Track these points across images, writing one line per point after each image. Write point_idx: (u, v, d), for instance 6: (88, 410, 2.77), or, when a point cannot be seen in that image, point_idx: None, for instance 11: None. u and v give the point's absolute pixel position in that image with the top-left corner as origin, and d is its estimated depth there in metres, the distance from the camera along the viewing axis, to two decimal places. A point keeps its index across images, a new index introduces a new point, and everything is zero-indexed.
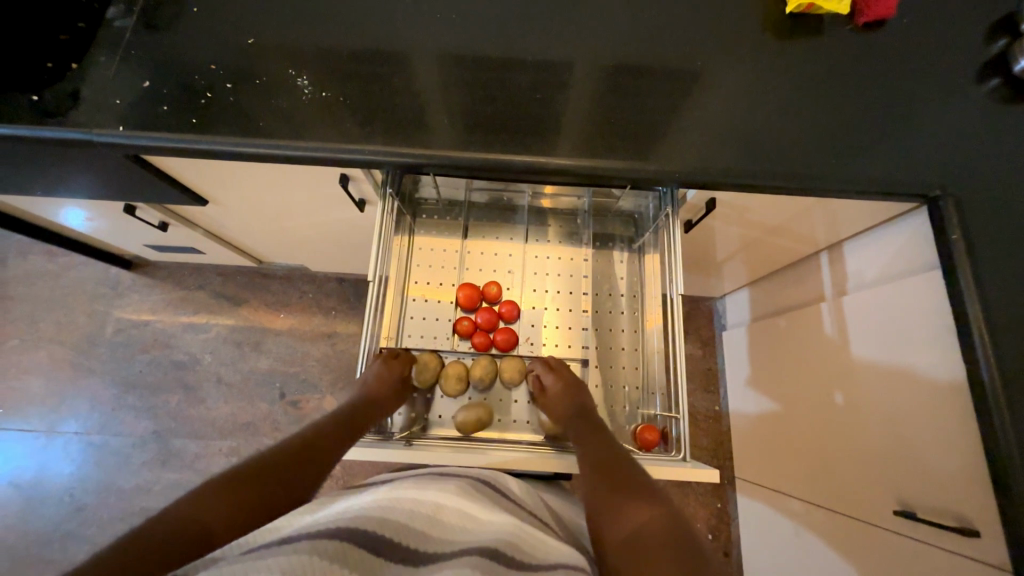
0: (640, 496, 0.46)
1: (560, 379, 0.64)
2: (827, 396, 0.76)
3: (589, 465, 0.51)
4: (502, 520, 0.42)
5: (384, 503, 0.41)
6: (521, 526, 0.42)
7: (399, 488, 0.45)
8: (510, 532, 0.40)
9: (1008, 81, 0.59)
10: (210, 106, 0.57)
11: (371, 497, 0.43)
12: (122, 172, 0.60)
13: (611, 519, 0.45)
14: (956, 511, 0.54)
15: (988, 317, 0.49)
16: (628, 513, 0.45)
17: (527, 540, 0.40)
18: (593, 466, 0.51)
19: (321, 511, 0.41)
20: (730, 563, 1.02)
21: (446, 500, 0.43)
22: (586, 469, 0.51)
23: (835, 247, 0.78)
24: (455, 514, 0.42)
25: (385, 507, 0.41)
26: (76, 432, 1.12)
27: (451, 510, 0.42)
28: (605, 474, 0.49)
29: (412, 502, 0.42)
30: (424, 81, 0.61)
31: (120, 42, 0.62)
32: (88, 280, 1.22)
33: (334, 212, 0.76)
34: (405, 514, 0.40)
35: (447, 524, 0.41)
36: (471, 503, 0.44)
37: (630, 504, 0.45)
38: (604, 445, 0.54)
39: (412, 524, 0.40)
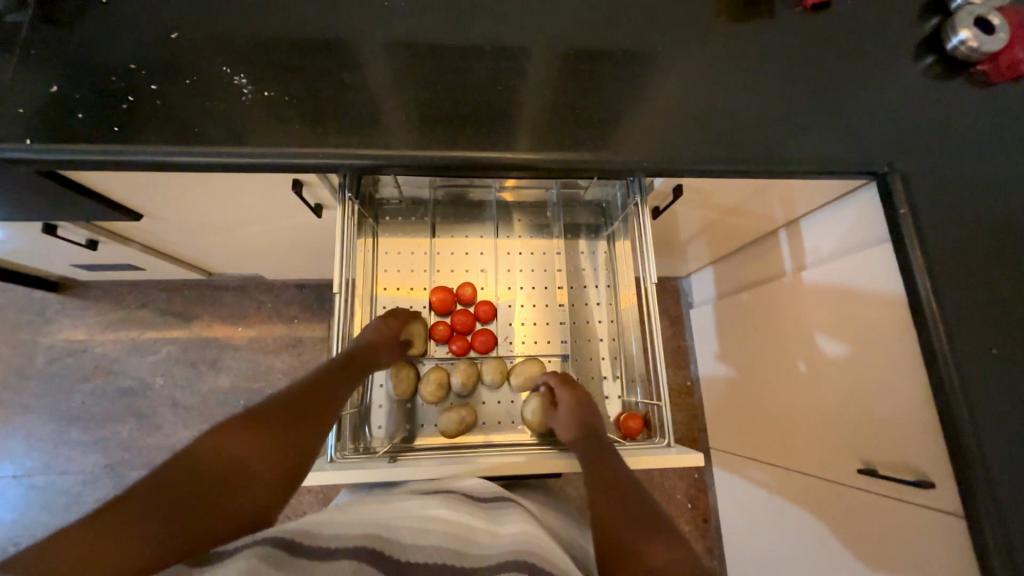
0: (658, 527, 0.43)
1: (574, 393, 0.61)
2: (791, 365, 0.80)
3: (598, 483, 0.49)
4: (523, 530, 0.43)
5: (414, 528, 0.41)
6: (548, 539, 0.42)
7: (428, 506, 0.44)
8: (540, 543, 0.40)
9: (941, 59, 0.62)
10: (135, 111, 0.51)
11: (401, 511, 0.43)
12: (33, 190, 0.53)
13: (626, 542, 0.42)
14: (912, 465, 0.58)
15: (935, 286, 0.53)
16: (652, 544, 0.41)
17: (553, 551, 0.40)
18: (605, 485, 0.48)
19: (357, 519, 0.41)
20: (709, 528, 1.08)
21: (479, 521, 0.44)
22: (596, 488, 0.48)
23: (792, 224, 0.81)
24: (486, 534, 0.42)
25: (420, 530, 0.41)
26: (14, 476, 1.02)
27: (482, 532, 0.42)
28: (618, 496, 0.46)
29: (446, 523, 0.42)
30: (375, 75, 0.57)
31: (15, 40, 0.54)
32: (8, 307, 1.09)
33: (289, 219, 0.71)
34: (441, 535, 0.41)
35: (482, 540, 0.41)
36: (501, 521, 0.44)
37: (647, 533, 0.42)
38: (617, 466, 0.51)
39: (448, 543, 0.40)
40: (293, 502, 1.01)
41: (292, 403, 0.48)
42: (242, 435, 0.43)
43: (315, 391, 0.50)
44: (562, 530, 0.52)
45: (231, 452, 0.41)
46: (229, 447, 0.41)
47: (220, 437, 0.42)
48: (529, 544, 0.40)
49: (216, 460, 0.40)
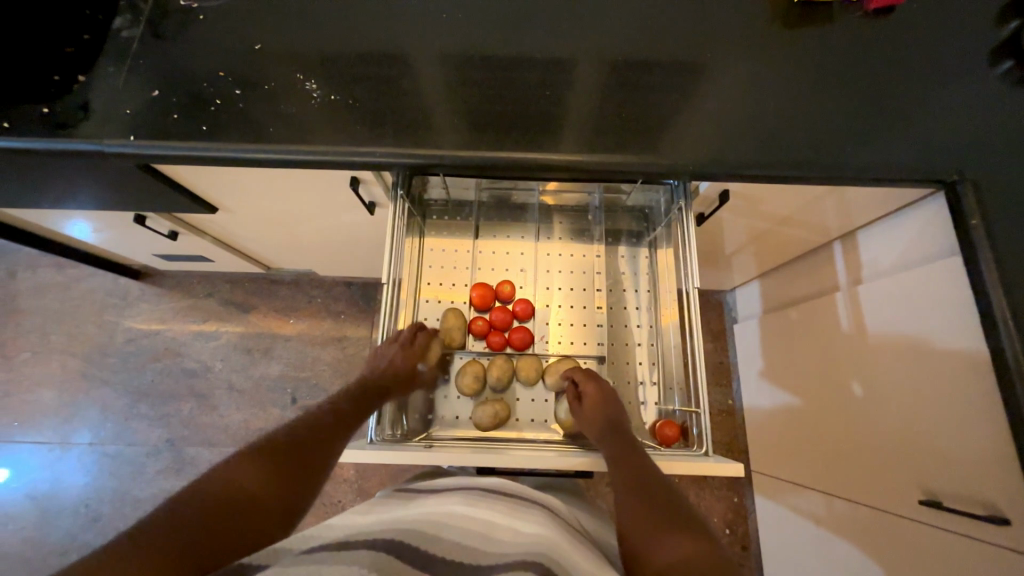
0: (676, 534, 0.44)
1: (596, 387, 0.61)
2: (844, 386, 0.76)
3: (621, 486, 0.50)
4: (541, 531, 0.42)
5: (432, 523, 0.43)
6: (565, 541, 0.42)
7: (448, 504, 0.46)
8: (552, 544, 0.41)
9: (1022, 63, 0.58)
10: (220, 113, 0.57)
11: (423, 509, 0.46)
12: (130, 181, 0.60)
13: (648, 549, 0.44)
14: (985, 498, 0.53)
15: (1014, 301, 0.49)
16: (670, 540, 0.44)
17: (570, 556, 0.40)
18: (628, 489, 0.49)
19: (380, 518, 0.44)
20: (748, 557, 1.02)
21: (499, 518, 0.44)
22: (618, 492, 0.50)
23: (847, 237, 0.77)
24: (506, 531, 0.42)
25: (437, 524, 0.43)
26: (90, 443, 1.12)
27: (502, 528, 0.43)
28: (640, 501, 0.48)
29: (465, 520, 0.43)
30: (430, 82, 0.61)
31: (127, 52, 0.63)
32: (97, 291, 1.22)
33: (344, 216, 0.76)
34: (456, 531, 0.42)
35: (497, 537, 0.41)
36: (521, 519, 0.44)
37: (665, 540, 0.44)
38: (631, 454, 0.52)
39: (464, 540, 0.41)
40: (329, 489, 1.05)
41: (304, 441, 0.53)
42: (258, 470, 0.49)
43: (322, 430, 0.56)
44: (593, 532, 0.51)
45: (249, 485, 0.47)
46: (248, 486, 0.47)
47: (238, 470, 0.48)
48: (541, 545, 0.40)
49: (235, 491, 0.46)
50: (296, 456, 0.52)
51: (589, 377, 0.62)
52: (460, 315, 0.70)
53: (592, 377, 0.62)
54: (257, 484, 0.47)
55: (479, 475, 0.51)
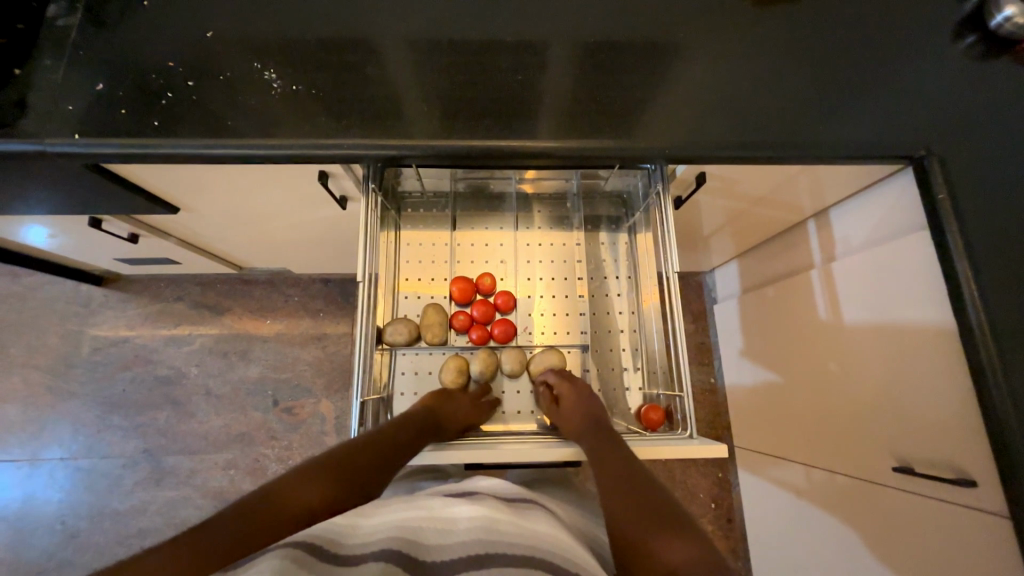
0: (676, 527, 0.41)
1: (571, 386, 0.62)
2: (820, 362, 0.78)
3: (616, 481, 0.46)
4: (550, 531, 0.42)
5: (437, 527, 0.41)
6: (573, 541, 0.42)
7: (455, 505, 0.45)
8: (564, 545, 0.40)
9: (984, 37, 0.59)
10: (173, 107, 0.54)
11: (424, 512, 0.44)
12: (80, 183, 0.56)
13: (644, 540, 0.40)
14: (954, 463, 0.56)
15: (978, 272, 0.50)
16: (666, 538, 0.39)
17: (567, 545, 0.40)
18: (624, 484, 0.46)
19: (383, 518, 0.42)
20: (733, 529, 1.06)
21: (503, 514, 0.42)
22: (611, 485, 0.46)
23: (821, 215, 0.79)
24: (513, 525, 0.41)
25: (442, 529, 0.41)
26: (61, 458, 1.08)
27: (507, 522, 0.41)
28: (636, 493, 0.44)
29: (469, 519, 0.42)
30: (398, 68, 0.58)
31: (66, 42, 0.58)
32: (57, 299, 1.16)
33: (316, 211, 0.73)
34: (463, 531, 0.40)
35: (505, 528, 0.40)
36: (526, 516, 0.43)
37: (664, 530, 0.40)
38: (623, 453, 0.50)
39: (471, 534, 0.39)
40: None
41: (350, 460, 0.48)
42: (300, 486, 0.43)
43: (376, 451, 0.50)
44: (582, 520, 0.52)
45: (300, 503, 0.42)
46: (300, 495, 0.42)
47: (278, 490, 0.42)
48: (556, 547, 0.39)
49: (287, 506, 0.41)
50: (342, 476, 0.46)
51: (562, 375, 0.64)
52: (440, 311, 0.68)
53: (568, 377, 0.63)
54: (306, 500, 0.42)
55: (475, 479, 0.51)
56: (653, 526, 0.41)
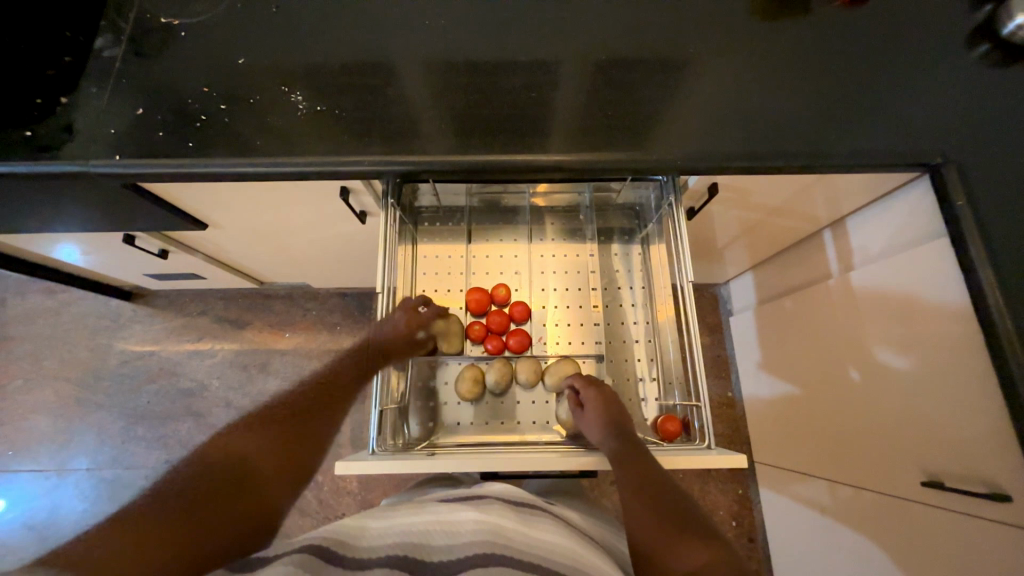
0: (697, 538, 0.42)
1: (599, 393, 0.60)
2: (842, 373, 0.76)
3: (634, 489, 0.46)
4: (554, 537, 0.42)
5: (444, 531, 0.42)
6: (578, 546, 0.42)
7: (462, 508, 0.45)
8: (566, 549, 0.41)
9: (998, 45, 0.59)
10: (206, 128, 0.57)
11: (432, 514, 0.45)
12: (117, 201, 0.59)
13: (669, 558, 0.41)
14: (986, 477, 0.54)
15: (1001, 279, 0.49)
16: (688, 551, 0.41)
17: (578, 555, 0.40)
18: (643, 494, 0.46)
19: (392, 523, 0.43)
20: (756, 548, 1.03)
21: (510, 520, 0.43)
22: (630, 495, 0.46)
23: (837, 224, 0.78)
24: (519, 532, 0.42)
25: (449, 531, 0.42)
26: (87, 468, 1.11)
27: (514, 529, 0.42)
28: (654, 502, 0.45)
29: (476, 522, 0.43)
30: (416, 88, 0.61)
31: (110, 71, 0.62)
32: (89, 314, 1.21)
33: (337, 226, 0.76)
34: (470, 534, 0.41)
35: (511, 535, 0.41)
36: (531, 522, 0.44)
37: (682, 541, 0.42)
38: (645, 461, 0.48)
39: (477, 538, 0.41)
40: (333, 502, 1.05)
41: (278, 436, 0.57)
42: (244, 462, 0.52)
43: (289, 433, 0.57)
44: (596, 530, 0.51)
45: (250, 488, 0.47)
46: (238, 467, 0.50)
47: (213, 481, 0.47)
48: (560, 551, 0.40)
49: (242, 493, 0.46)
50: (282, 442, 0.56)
51: (590, 382, 0.61)
52: (456, 321, 0.69)
53: (594, 383, 0.61)
54: (251, 486, 0.48)
55: (485, 486, 0.51)
56: (677, 542, 0.42)
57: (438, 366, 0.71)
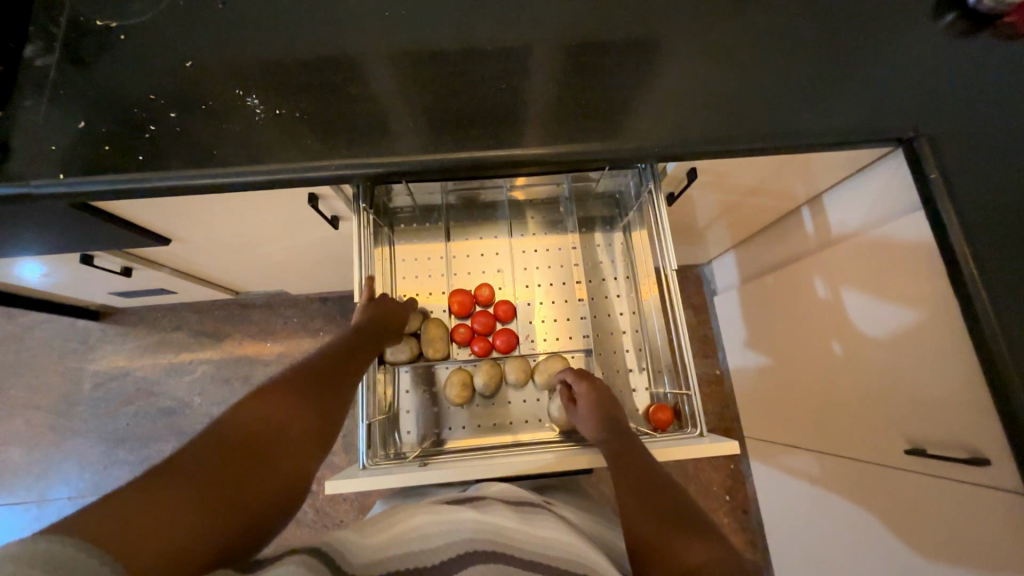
0: (698, 531, 0.40)
1: (593, 388, 0.59)
2: (825, 348, 0.77)
3: (630, 481, 0.46)
4: (551, 534, 0.42)
5: (443, 533, 0.41)
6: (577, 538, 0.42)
7: (458, 509, 0.44)
8: (563, 543, 0.41)
9: (964, 14, 0.59)
10: (157, 139, 0.53)
11: (428, 516, 0.43)
12: (69, 222, 0.55)
13: (668, 546, 0.39)
14: (966, 442, 0.55)
15: (975, 249, 0.50)
16: (690, 544, 0.38)
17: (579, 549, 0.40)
18: (637, 486, 0.45)
19: (384, 531, 0.41)
20: (749, 520, 1.06)
21: (510, 521, 0.43)
22: (624, 486, 0.46)
23: (814, 201, 0.78)
24: (520, 531, 0.42)
25: (449, 534, 0.41)
26: (70, 497, 1.07)
27: (515, 529, 0.42)
28: (649, 494, 0.44)
29: (475, 523, 0.42)
30: (381, 84, 0.58)
31: (45, 81, 0.58)
32: (54, 337, 1.15)
33: (310, 233, 0.73)
34: (470, 534, 0.41)
35: (513, 536, 0.41)
36: (530, 519, 0.44)
37: (680, 533, 0.40)
38: (643, 462, 0.48)
39: (480, 540, 0.40)
40: (329, 510, 1.04)
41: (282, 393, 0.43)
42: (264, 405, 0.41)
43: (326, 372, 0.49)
44: (591, 524, 0.51)
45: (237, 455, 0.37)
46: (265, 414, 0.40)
47: (200, 456, 0.35)
48: (560, 549, 0.40)
49: (245, 465, 0.36)
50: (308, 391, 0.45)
51: (582, 376, 0.61)
52: (441, 326, 0.68)
53: (587, 377, 0.61)
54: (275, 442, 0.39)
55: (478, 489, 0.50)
56: (677, 533, 0.40)
57: (425, 371, 0.69)
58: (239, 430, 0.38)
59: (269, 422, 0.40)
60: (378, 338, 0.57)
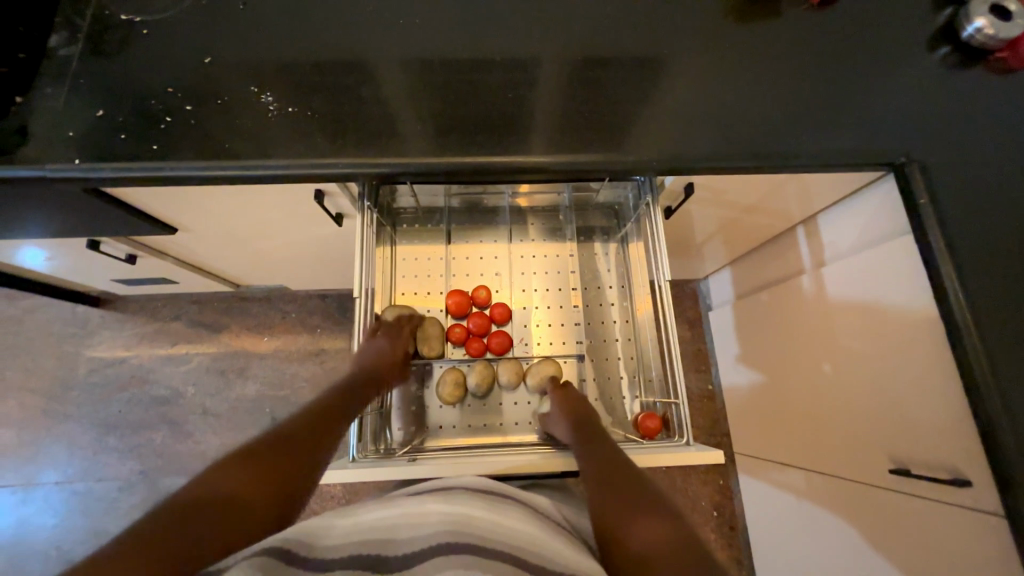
0: (647, 512, 0.44)
1: (566, 395, 0.63)
2: (814, 366, 0.78)
3: (595, 470, 0.50)
4: (519, 529, 0.41)
5: (412, 521, 0.42)
6: (543, 534, 0.42)
7: (430, 501, 0.45)
8: (528, 539, 0.40)
9: (958, 48, 0.62)
10: (171, 130, 0.55)
11: (400, 509, 0.44)
12: (79, 206, 0.57)
13: (620, 533, 0.42)
14: (947, 463, 0.56)
15: (960, 273, 0.51)
16: (637, 526, 0.42)
17: (547, 547, 0.40)
18: (600, 474, 0.49)
19: (356, 522, 0.42)
20: (736, 537, 1.06)
21: (477, 510, 0.42)
22: (591, 473, 0.50)
23: (809, 221, 0.80)
24: (487, 522, 0.41)
25: (416, 524, 0.41)
26: (57, 482, 1.07)
27: (483, 519, 0.41)
28: (611, 479, 0.48)
29: (442, 514, 0.42)
30: (391, 88, 0.60)
31: (67, 70, 0.59)
32: (54, 321, 1.16)
33: (313, 228, 0.74)
34: (436, 525, 0.41)
35: (477, 525, 0.41)
36: (501, 510, 0.43)
37: (636, 511, 0.44)
38: (602, 451, 0.52)
39: (443, 531, 0.40)
40: (317, 507, 1.04)
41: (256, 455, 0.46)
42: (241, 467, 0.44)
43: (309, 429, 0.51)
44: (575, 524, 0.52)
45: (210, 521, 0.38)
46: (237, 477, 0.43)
47: (170, 512, 0.38)
48: (524, 543, 0.39)
49: (207, 521, 0.39)
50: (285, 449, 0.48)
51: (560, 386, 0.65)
52: (436, 324, 0.69)
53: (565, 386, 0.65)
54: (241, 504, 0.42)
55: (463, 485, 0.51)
56: (628, 516, 0.43)
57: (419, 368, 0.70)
58: (211, 490, 0.41)
59: (248, 486, 0.43)
60: (373, 388, 0.60)
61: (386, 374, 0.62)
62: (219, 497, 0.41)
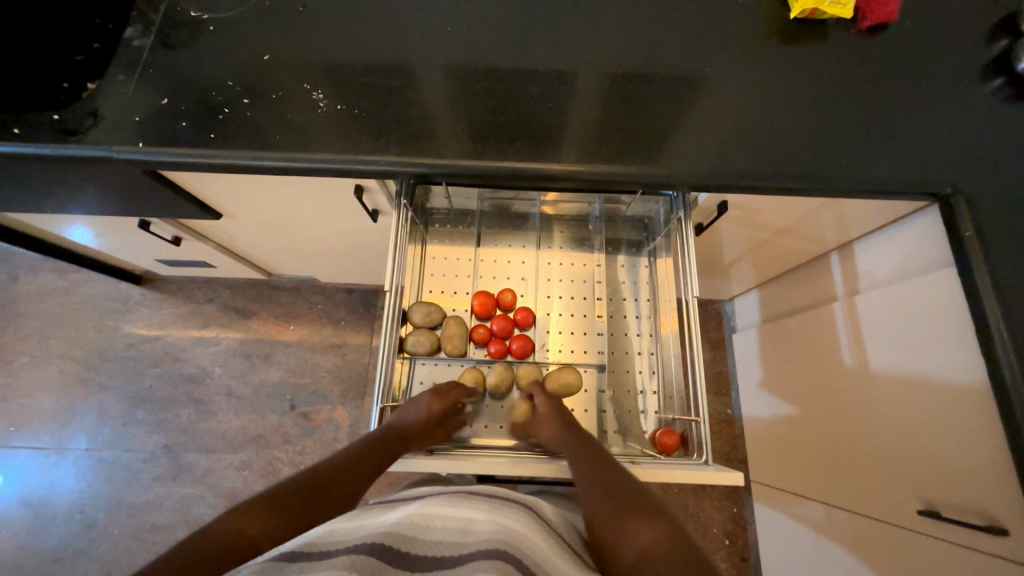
0: (642, 514, 0.45)
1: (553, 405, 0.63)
2: (842, 397, 0.76)
3: (586, 476, 0.51)
4: (520, 531, 0.43)
5: (418, 522, 0.44)
6: (539, 537, 0.43)
7: (436, 504, 0.47)
8: (527, 540, 0.41)
9: (1012, 79, 0.60)
10: (227, 121, 0.58)
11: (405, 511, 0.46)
12: (139, 186, 0.60)
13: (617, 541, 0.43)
14: (983, 508, 0.54)
15: (1007, 311, 0.49)
16: (632, 530, 0.43)
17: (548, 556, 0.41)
18: (593, 486, 0.49)
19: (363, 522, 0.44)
20: (748, 568, 1.02)
21: (481, 514, 0.44)
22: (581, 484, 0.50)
23: (845, 248, 0.78)
24: (489, 524, 0.43)
25: (419, 525, 0.43)
26: (87, 448, 1.12)
27: (485, 522, 0.43)
28: (601, 486, 0.49)
29: (446, 518, 0.44)
30: (434, 92, 0.62)
31: (138, 60, 0.64)
32: (98, 295, 1.22)
33: (349, 223, 0.77)
34: (440, 529, 0.43)
35: (478, 527, 0.43)
36: (504, 515, 0.45)
37: (628, 517, 0.44)
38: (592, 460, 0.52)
39: (443, 538, 0.42)
40: None
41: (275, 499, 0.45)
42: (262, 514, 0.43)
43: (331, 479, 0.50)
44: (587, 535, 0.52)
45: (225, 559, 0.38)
46: (253, 527, 0.42)
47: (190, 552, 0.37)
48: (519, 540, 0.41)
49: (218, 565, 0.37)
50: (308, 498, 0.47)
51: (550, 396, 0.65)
52: (461, 323, 0.70)
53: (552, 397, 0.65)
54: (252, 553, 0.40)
55: (476, 484, 0.51)
56: (621, 522, 0.44)
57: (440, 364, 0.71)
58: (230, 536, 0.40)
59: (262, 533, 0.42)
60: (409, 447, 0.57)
61: (423, 437, 0.59)
62: (235, 543, 0.40)
